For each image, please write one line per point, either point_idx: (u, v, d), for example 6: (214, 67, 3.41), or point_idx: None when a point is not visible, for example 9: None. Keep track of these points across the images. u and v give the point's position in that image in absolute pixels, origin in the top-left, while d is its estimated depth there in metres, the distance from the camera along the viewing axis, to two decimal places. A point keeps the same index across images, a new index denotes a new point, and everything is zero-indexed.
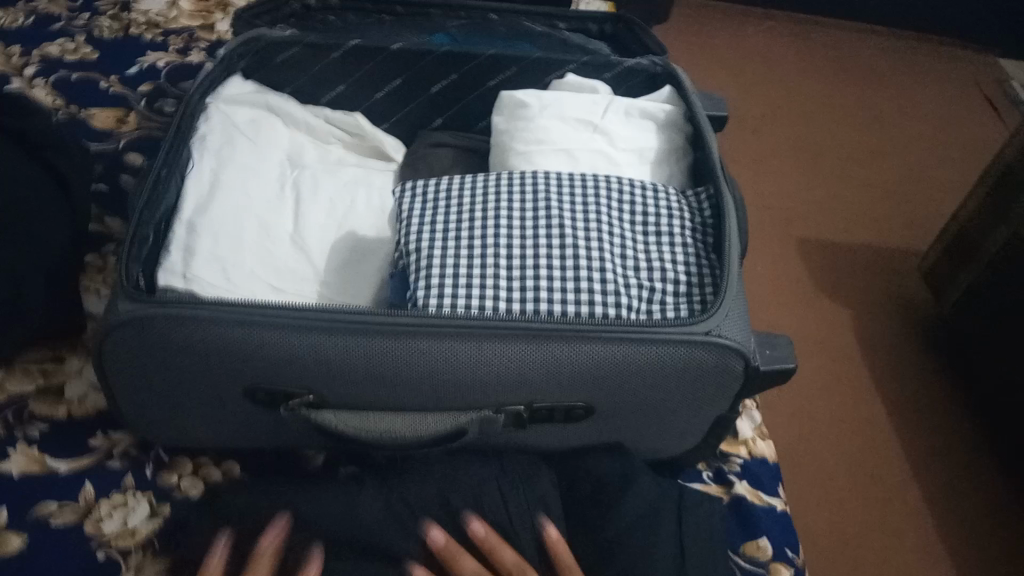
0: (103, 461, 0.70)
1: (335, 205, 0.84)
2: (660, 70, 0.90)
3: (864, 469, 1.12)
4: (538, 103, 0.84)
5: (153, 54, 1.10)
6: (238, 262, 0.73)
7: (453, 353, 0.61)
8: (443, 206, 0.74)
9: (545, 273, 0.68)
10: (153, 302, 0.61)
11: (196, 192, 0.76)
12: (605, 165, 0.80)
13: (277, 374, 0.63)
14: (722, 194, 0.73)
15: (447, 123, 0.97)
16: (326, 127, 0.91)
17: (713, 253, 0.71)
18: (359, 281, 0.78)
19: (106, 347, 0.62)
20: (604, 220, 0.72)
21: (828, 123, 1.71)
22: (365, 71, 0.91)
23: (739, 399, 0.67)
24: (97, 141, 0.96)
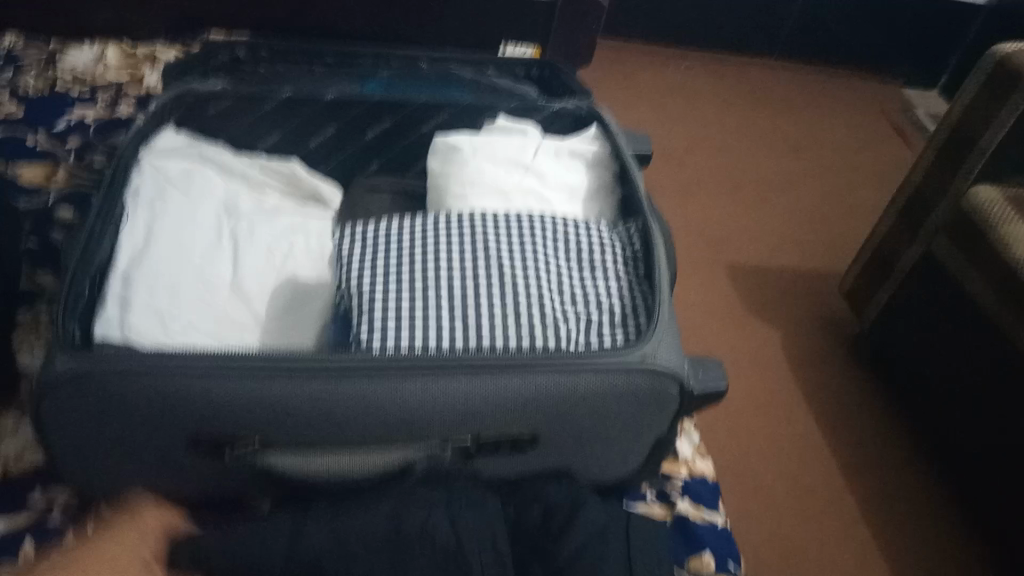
0: (42, 520, 0.70)
1: (274, 251, 0.85)
2: (585, 110, 0.94)
3: (802, 485, 1.17)
4: (470, 146, 0.87)
5: (81, 109, 1.09)
6: (178, 312, 0.74)
7: (399, 391, 0.63)
8: (383, 249, 0.76)
9: (485, 309, 0.70)
10: (92, 356, 0.61)
11: (133, 245, 0.76)
12: (537, 203, 0.83)
13: (222, 422, 0.63)
14: (649, 226, 0.77)
15: (382, 167, 0.99)
16: (262, 175, 0.92)
17: (644, 281, 0.74)
18: (302, 324, 0.79)
19: (44, 404, 0.61)
20: (540, 255, 0.75)
21: (747, 154, 1.80)
22: (299, 120, 0.93)
23: (677, 420, 0.70)
24: (25, 198, 0.95)
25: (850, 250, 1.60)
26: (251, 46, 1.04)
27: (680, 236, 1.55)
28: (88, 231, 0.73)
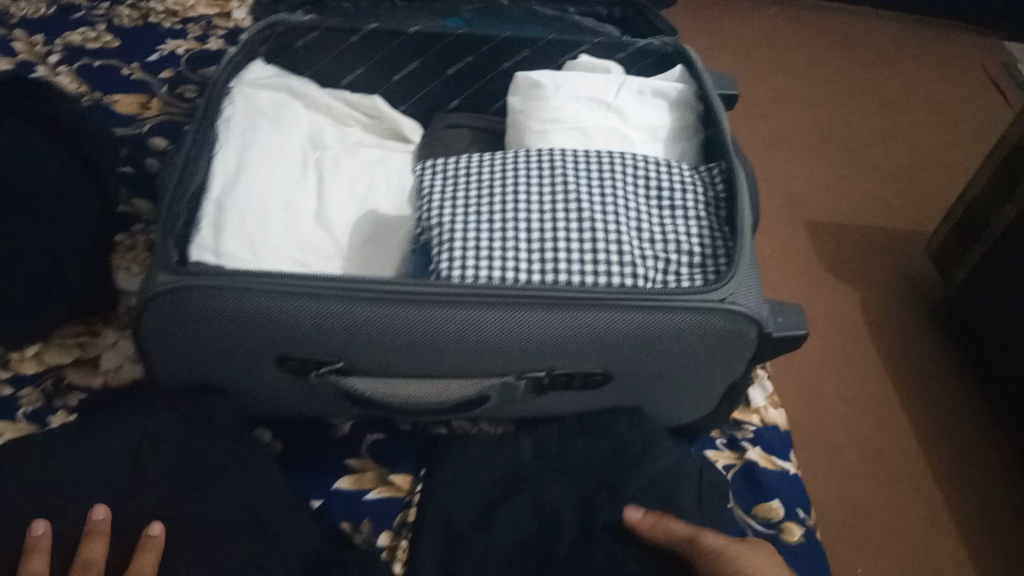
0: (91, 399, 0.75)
1: (357, 184, 0.86)
2: (671, 48, 0.91)
3: (873, 444, 1.15)
4: (553, 83, 0.86)
5: (172, 42, 1.12)
6: (265, 238, 0.76)
7: (478, 321, 0.64)
8: (465, 184, 0.76)
9: (564, 246, 0.70)
10: (187, 272, 0.63)
11: (225, 172, 0.79)
12: (618, 142, 0.82)
13: (310, 343, 0.65)
14: (734, 169, 0.76)
15: (462, 105, 0.99)
16: (345, 110, 0.93)
17: (726, 225, 0.73)
18: (383, 256, 0.81)
19: (142, 317, 0.64)
20: (620, 194, 0.74)
21: (833, 106, 1.72)
22: (384, 55, 0.93)
23: (752, 365, 0.70)
24: (121, 126, 0.99)
25: (939, 209, 1.53)
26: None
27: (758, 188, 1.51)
28: (187, 156, 0.76)
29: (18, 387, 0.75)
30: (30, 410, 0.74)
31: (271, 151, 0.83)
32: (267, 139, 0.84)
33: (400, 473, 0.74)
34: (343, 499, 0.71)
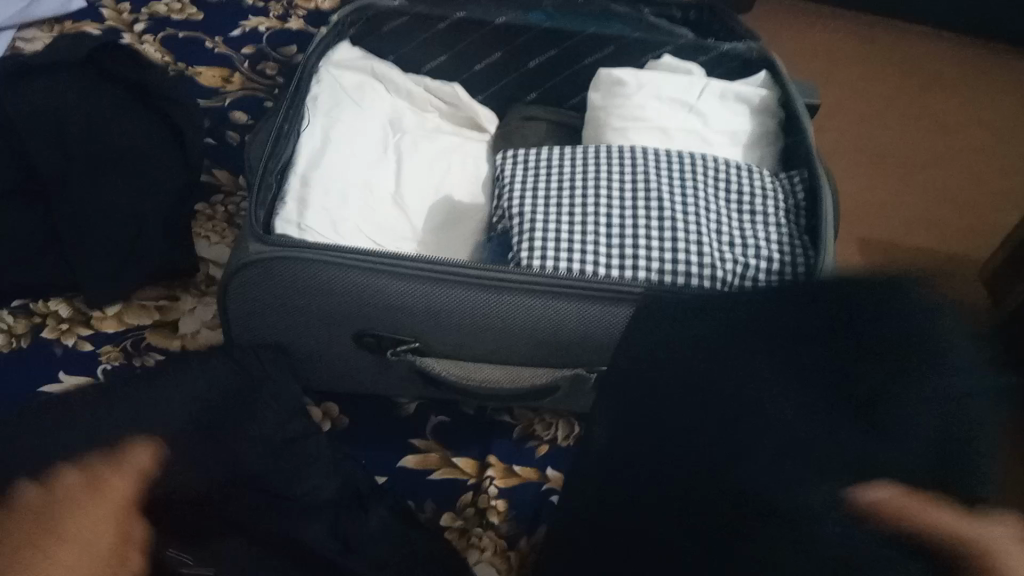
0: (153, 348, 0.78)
1: (434, 168, 0.87)
2: (757, 55, 0.91)
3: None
4: (635, 81, 0.86)
5: (254, 19, 1.14)
6: (345, 216, 0.78)
7: (557, 311, 0.65)
8: (545, 173, 0.76)
9: (644, 243, 0.70)
10: (276, 243, 0.65)
11: (311, 149, 0.81)
12: (698, 144, 0.83)
13: (391, 321, 0.67)
14: (817, 179, 0.75)
15: (541, 98, 0.99)
16: (424, 95, 0.94)
17: (805, 234, 0.73)
18: (456, 240, 0.82)
19: (230, 284, 0.66)
20: (701, 196, 0.74)
21: (899, 123, 1.69)
22: (467, 43, 0.94)
23: None
24: (204, 97, 1.01)
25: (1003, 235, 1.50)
26: None
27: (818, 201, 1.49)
28: (280, 131, 0.78)
29: (99, 344, 0.78)
30: (110, 366, 0.76)
31: (354, 132, 0.85)
32: (351, 120, 0.86)
33: (463, 456, 0.74)
34: (407, 478, 0.72)
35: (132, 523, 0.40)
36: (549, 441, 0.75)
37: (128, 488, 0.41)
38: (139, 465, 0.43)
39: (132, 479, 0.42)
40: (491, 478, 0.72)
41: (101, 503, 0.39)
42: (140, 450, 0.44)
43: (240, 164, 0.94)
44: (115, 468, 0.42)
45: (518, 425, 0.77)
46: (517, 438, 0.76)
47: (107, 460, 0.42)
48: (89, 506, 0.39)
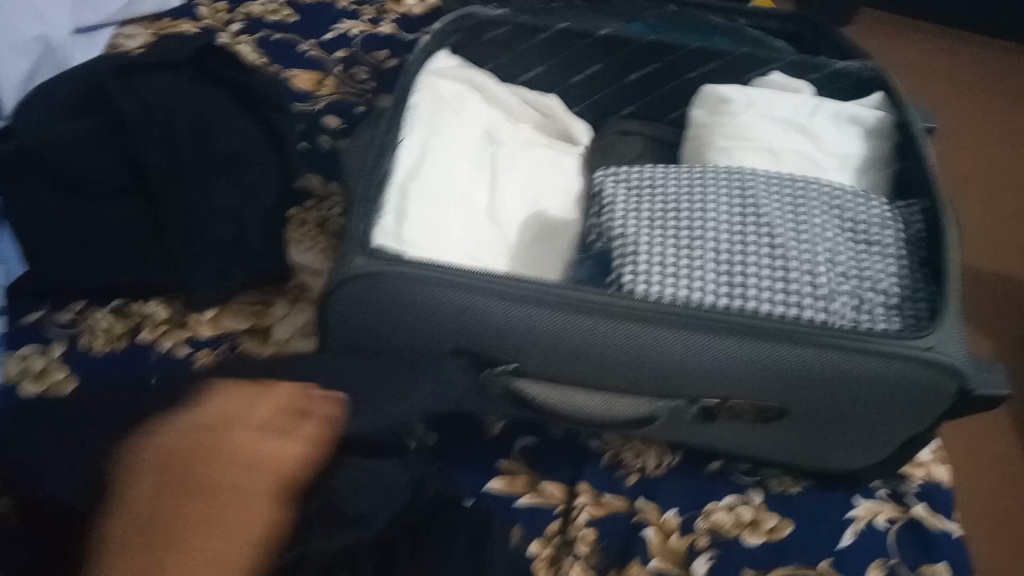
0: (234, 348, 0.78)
1: (528, 183, 0.86)
2: (870, 74, 0.86)
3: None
4: (743, 100, 0.83)
5: (347, 22, 1.13)
6: (442, 229, 0.77)
7: (663, 340, 0.62)
8: (647, 194, 0.74)
9: (754, 271, 0.67)
10: (384, 259, 0.64)
11: (409, 159, 0.80)
12: (808, 167, 0.79)
13: (488, 340, 0.65)
14: (940, 210, 0.71)
15: (638, 112, 0.97)
16: (520, 106, 0.92)
17: (926, 269, 0.69)
18: (550, 258, 0.80)
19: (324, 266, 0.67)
20: (815, 223, 0.70)
21: None
22: (568, 54, 0.93)
23: (940, 422, 0.65)
24: (298, 101, 1.01)
25: None
26: None
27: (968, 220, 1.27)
28: (381, 140, 0.76)
29: (194, 348, 0.78)
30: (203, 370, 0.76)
31: (453, 144, 0.84)
32: (449, 130, 0.85)
33: (551, 481, 0.72)
34: (494, 499, 0.70)
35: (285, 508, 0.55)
36: (638, 469, 0.73)
37: (293, 472, 0.57)
38: (298, 445, 0.58)
39: (297, 462, 0.58)
40: (579, 505, 0.70)
41: (261, 487, 0.55)
42: (277, 397, 0.61)
43: (333, 170, 0.94)
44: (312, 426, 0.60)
45: (605, 452, 0.74)
46: (605, 465, 0.73)
47: (237, 423, 0.58)
48: (220, 490, 0.54)
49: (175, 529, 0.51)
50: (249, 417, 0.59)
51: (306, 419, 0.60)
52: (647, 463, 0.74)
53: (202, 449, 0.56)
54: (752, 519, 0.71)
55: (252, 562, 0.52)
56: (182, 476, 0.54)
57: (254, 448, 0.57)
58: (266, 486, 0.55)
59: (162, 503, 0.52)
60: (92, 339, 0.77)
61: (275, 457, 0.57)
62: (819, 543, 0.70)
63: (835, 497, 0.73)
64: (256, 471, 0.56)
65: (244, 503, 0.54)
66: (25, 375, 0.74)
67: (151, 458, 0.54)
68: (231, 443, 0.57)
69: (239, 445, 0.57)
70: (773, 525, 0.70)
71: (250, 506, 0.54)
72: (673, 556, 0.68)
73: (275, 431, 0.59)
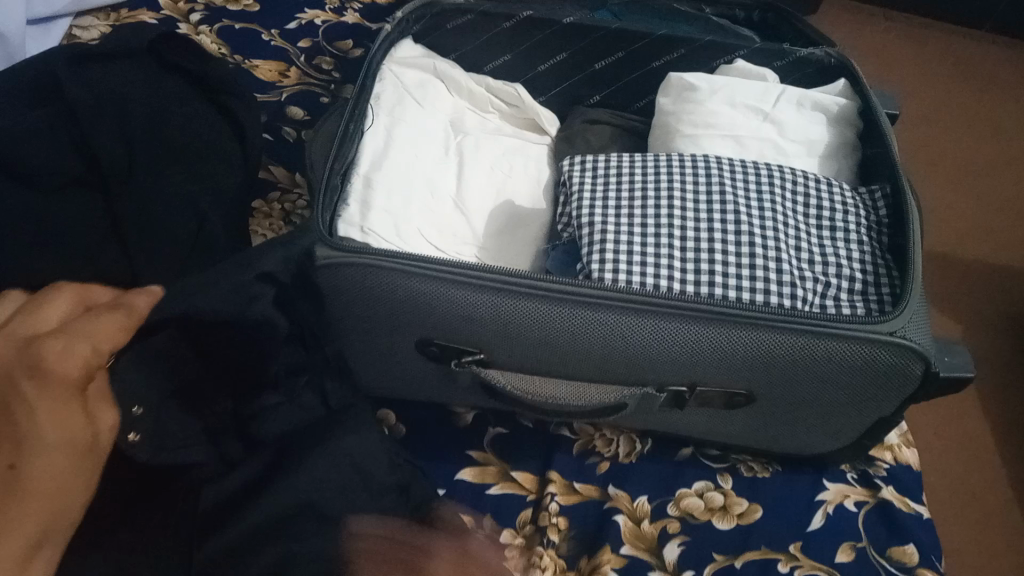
0: None
1: (495, 172, 0.85)
2: (834, 62, 0.87)
3: (1007, 483, 1.02)
4: (708, 87, 0.82)
5: (310, 12, 1.11)
6: (408, 219, 0.76)
7: (630, 328, 0.62)
8: (614, 182, 0.73)
9: (721, 258, 0.67)
10: (347, 249, 0.63)
11: (373, 149, 0.79)
12: (772, 154, 0.79)
13: (455, 330, 0.65)
14: (902, 194, 0.71)
15: (604, 101, 0.97)
16: (485, 94, 0.91)
17: (889, 252, 0.69)
18: (517, 248, 0.80)
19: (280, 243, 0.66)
20: (780, 209, 0.70)
21: (1011, 109, 1.45)
22: (532, 43, 0.92)
23: (905, 404, 0.66)
24: (261, 92, 0.99)
25: None
26: None
27: (931, 206, 1.29)
28: (344, 129, 0.75)
29: None
30: None
31: (418, 134, 0.84)
32: (414, 120, 0.84)
33: (522, 470, 0.72)
34: (465, 490, 0.70)
35: (76, 408, 0.51)
36: (610, 456, 0.73)
37: (69, 374, 0.52)
38: (92, 336, 0.55)
39: (74, 358, 0.53)
40: (552, 492, 0.70)
41: (50, 391, 0.51)
42: (65, 297, 0.59)
43: (297, 162, 0.93)
44: (124, 315, 0.58)
45: (577, 439, 0.74)
46: (576, 453, 0.73)
47: (76, 332, 0.54)
48: (38, 395, 0.50)
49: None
50: (90, 318, 0.56)
51: (113, 311, 0.58)
52: (618, 450, 0.74)
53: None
54: (723, 504, 0.71)
55: (69, 467, 0.50)
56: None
57: (44, 350, 0.52)
58: (50, 391, 0.51)
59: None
60: None
61: (43, 358, 0.51)
62: (788, 525, 0.70)
63: (804, 480, 0.73)
64: (53, 381, 0.51)
65: (34, 406, 0.49)
66: None
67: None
68: (42, 350, 0.52)
69: (53, 352, 0.52)
70: (744, 509, 0.71)
71: (53, 408, 0.50)
72: (645, 542, 0.68)
73: (94, 331, 0.55)
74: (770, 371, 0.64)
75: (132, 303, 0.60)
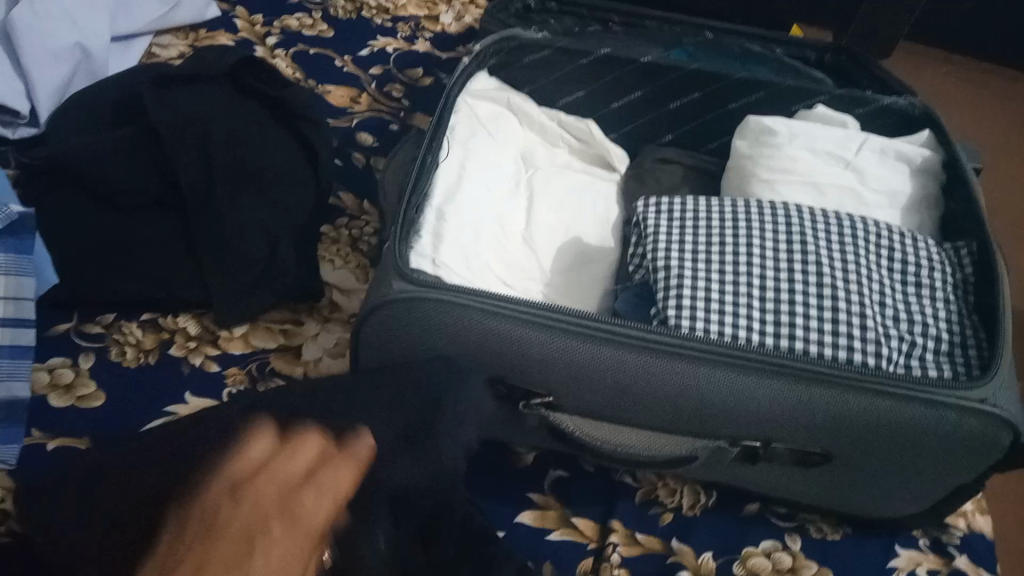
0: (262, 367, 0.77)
1: (565, 209, 0.85)
2: (919, 112, 0.85)
3: None
4: (787, 132, 0.81)
5: (382, 39, 1.12)
6: (478, 253, 0.76)
7: (706, 381, 0.61)
8: (691, 226, 0.72)
9: (801, 310, 0.66)
10: (423, 283, 0.63)
11: (446, 182, 0.79)
12: (853, 204, 0.77)
13: (526, 371, 0.64)
14: (991, 254, 0.69)
15: (677, 140, 0.96)
16: (557, 129, 0.91)
17: (975, 314, 0.67)
18: (586, 286, 0.79)
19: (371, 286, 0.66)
20: (863, 263, 0.68)
21: None
22: (606, 80, 0.92)
23: (987, 474, 0.63)
24: (333, 117, 1.00)
25: None
26: None
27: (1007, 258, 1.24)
28: (422, 162, 0.75)
29: (225, 366, 0.77)
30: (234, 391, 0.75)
31: (491, 167, 0.84)
32: (487, 153, 0.84)
33: (582, 516, 0.70)
34: (524, 534, 0.69)
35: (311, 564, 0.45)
36: (673, 508, 0.71)
37: (318, 531, 0.46)
38: (335, 491, 0.49)
39: (323, 512, 0.47)
40: (614, 544, 0.68)
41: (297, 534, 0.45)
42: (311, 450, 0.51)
43: (367, 188, 0.93)
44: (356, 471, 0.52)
45: (640, 488, 0.72)
46: (639, 502, 0.72)
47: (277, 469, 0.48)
48: (284, 536, 0.44)
49: (211, 560, 0.42)
50: (284, 460, 0.49)
51: (342, 464, 0.52)
52: (681, 501, 0.72)
53: (185, 508, 0.45)
54: (791, 566, 0.69)
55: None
56: (195, 538, 0.43)
57: (302, 485, 0.48)
58: (298, 537, 0.45)
59: (175, 552, 0.43)
60: (121, 353, 0.76)
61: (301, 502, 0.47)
62: None
63: (874, 545, 0.71)
64: (300, 527, 0.45)
65: (271, 551, 0.43)
66: (52, 387, 0.73)
67: (222, 488, 0.46)
68: (296, 502, 0.46)
69: (335, 480, 0.50)
70: (814, 573, 0.68)
71: (290, 550, 0.44)
72: None
73: (333, 488, 0.49)
74: (850, 433, 0.62)
75: (351, 457, 0.52)
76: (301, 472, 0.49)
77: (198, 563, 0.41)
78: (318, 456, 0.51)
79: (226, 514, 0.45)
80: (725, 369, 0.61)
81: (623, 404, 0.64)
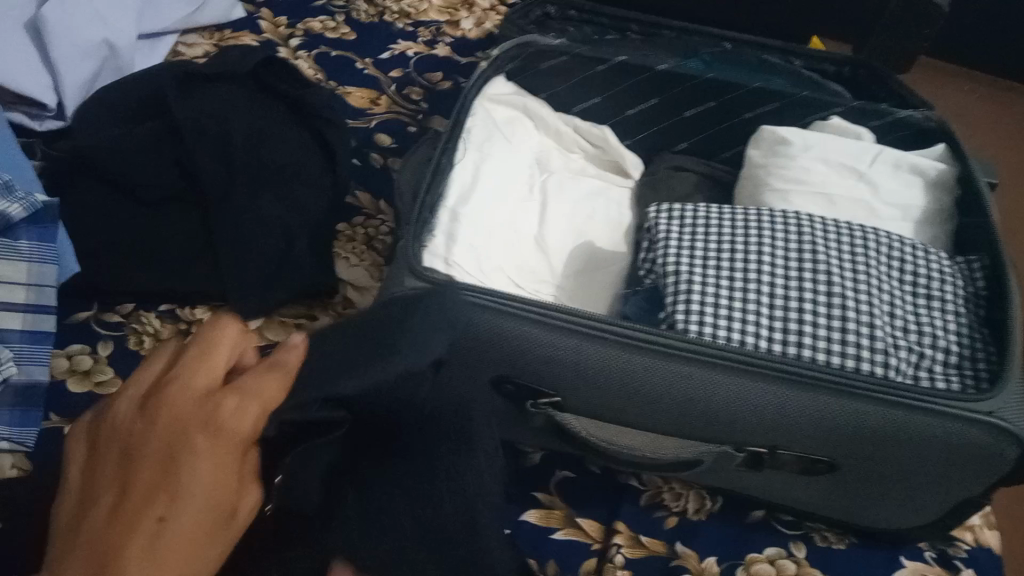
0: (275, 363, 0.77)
1: (577, 213, 0.86)
2: (935, 125, 0.85)
3: None
4: (802, 142, 0.82)
5: (403, 43, 1.13)
6: (490, 255, 0.77)
7: (713, 386, 0.61)
8: (703, 232, 0.73)
9: (810, 318, 0.66)
10: (435, 280, 0.65)
11: (461, 184, 0.80)
12: (865, 215, 0.78)
13: (535, 372, 0.65)
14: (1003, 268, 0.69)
15: (691, 148, 0.97)
16: (572, 134, 0.92)
17: (986, 328, 0.67)
18: (596, 289, 0.79)
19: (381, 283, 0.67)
20: (874, 274, 0.69)
21: None
22: (623, 87, 0.93)
23: (994, 487, 0.63)
24: (352, 118, 1.02)
25: None
26: (562, 4, 1.02)
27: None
28: (437, 163, 0.75)
29: None
30: None
31: (505, 171, 0.85)
32: (502, 156, 0.85)
33: (588, 517, 0.71)
34: (530, 532, 0.69)
35: (250, 459, 0.48)
36: (678, 512, 0.72)
37: (237, 433, 0.47)
38: (267, 398, 0.49)
39: (242, 419, 0.48)
40: (618, 545, 0.69)
41: (220, 447, 0.47)
42: (274, 375, 0.50)
43: (383, 188, 0.94)
44: (285, 375, 0.50)
45: (645, 490, 0.73)
46: (644, 505, 0.72)
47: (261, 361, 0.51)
48: (204, 450, 0.46)
49: (141, 477, 0.46)
50: (187, 376, 0.49)
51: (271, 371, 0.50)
52: (687, 505, 0.72)
53: (104, 429, 0.50)
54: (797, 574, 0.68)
55: (220, 476, 0.46)
56: (111, 460, 0.48)
57: (214, 410, 0.48)
58: (217, 456, 0.46)
59: (101, 479, 0.47)
60: (138, 343, 0.77)
61: (214, 415, 0.47)
62: None
63: (877, 555, 0.71)
64: (210, 440, 0.47)
65: (197, 464, 0.46)
66: (70, 373, 0.74)
67: (135, 404, 0.50)
68: (216, 404, 0.48)
69: (231, 412, 0.48)
70: None
71: (211, 470, 0.46)
72: None
73: (259, 394, 0.49)
74: (856, 443, 0.62)
75: (282, 364, 0.51)
76: (222, 369, 0.50)
77: (119, 495, 0.46)
78: (235, 356, 0.52)
79: (131, 438, 0.48)
80: (732, 375, 0.61)
81: (630, 407, 0.64)
